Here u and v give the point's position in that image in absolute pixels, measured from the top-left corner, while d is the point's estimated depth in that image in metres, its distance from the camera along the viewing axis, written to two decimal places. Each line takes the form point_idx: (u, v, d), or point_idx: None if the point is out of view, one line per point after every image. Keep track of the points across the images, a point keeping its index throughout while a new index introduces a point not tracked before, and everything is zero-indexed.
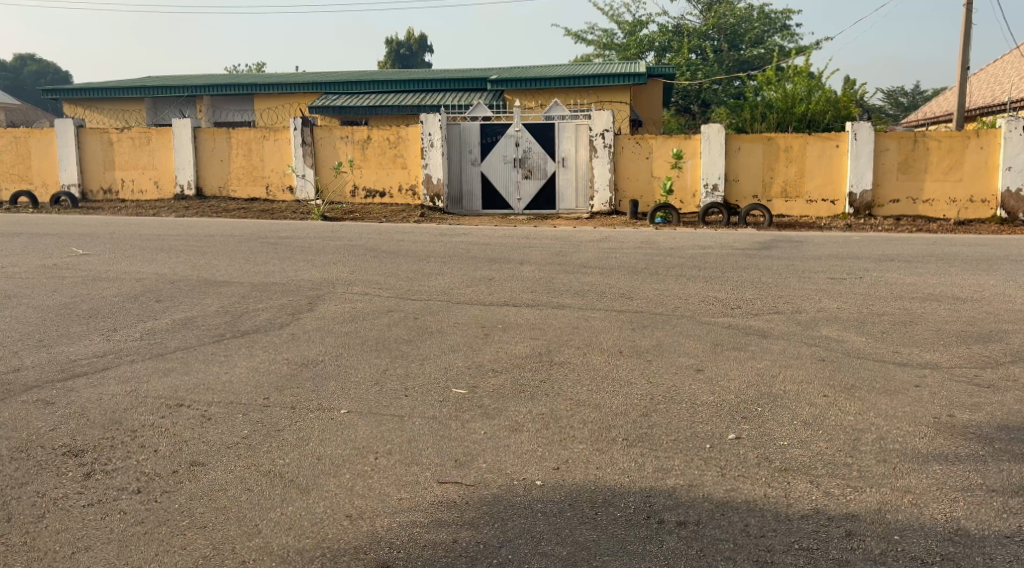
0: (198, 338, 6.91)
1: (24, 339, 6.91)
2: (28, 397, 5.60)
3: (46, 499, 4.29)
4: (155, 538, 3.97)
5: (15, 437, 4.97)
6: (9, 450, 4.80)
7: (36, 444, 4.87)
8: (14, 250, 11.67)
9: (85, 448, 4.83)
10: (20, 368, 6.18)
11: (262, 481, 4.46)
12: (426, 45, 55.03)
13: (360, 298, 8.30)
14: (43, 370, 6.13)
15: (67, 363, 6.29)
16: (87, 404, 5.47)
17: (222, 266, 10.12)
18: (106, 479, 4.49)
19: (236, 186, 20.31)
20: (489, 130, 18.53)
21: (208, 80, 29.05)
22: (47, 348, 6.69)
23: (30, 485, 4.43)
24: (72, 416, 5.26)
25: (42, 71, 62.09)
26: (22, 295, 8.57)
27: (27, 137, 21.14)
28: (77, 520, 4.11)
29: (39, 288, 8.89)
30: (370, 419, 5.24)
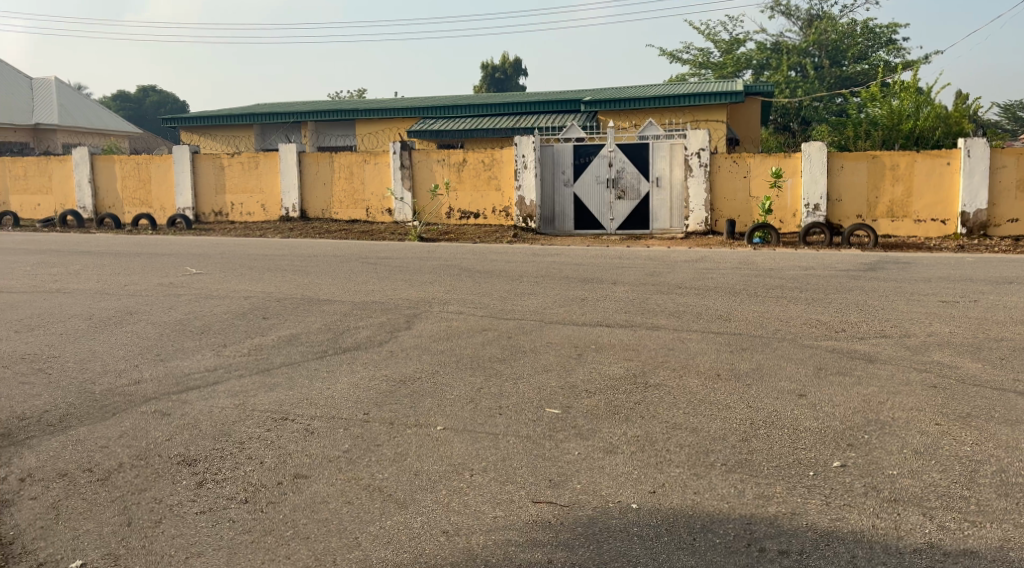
0: (302, 354, 7.07)
1: (143, 353, 7.20)
2: (147, 408, 5.82)
3: (161, 506, 4.43)
4: (262, 547, 4.05)
5: (135, 446, 5.16)
6: (129, 458, 4.99)
7: (153, 453, 5.05)
8: (134, 268, 12.24)
9: (197, 458, 4.98)
10: (138, 381, 6.41)
11: (362, 495, 4.50)
12: (521, 70, 55.48)
13: (455, 317, 8.36)
14: (160, 382, 6.36)
15: (180, 376, 6.51)
16: (199, 416, 5.64)
17: (325, 285, 10.37)
18: (216, 488, 4.61)
19: (338, 208, 20.81)
20: (582, 150, 18.49)
21: (312, 106, 29.95)
22: (164, 361, 6.95)
23: (147, 491, 4.59)
24: (183, 428, 5.43)
25: (163, 100, 65.42)
26: (142, 311, 8.96)
27: (147, 162, 22.28)
28: (189, 526, 4.23)
29: (155, 305, 9.30)
30: (466, 437, 5.25)
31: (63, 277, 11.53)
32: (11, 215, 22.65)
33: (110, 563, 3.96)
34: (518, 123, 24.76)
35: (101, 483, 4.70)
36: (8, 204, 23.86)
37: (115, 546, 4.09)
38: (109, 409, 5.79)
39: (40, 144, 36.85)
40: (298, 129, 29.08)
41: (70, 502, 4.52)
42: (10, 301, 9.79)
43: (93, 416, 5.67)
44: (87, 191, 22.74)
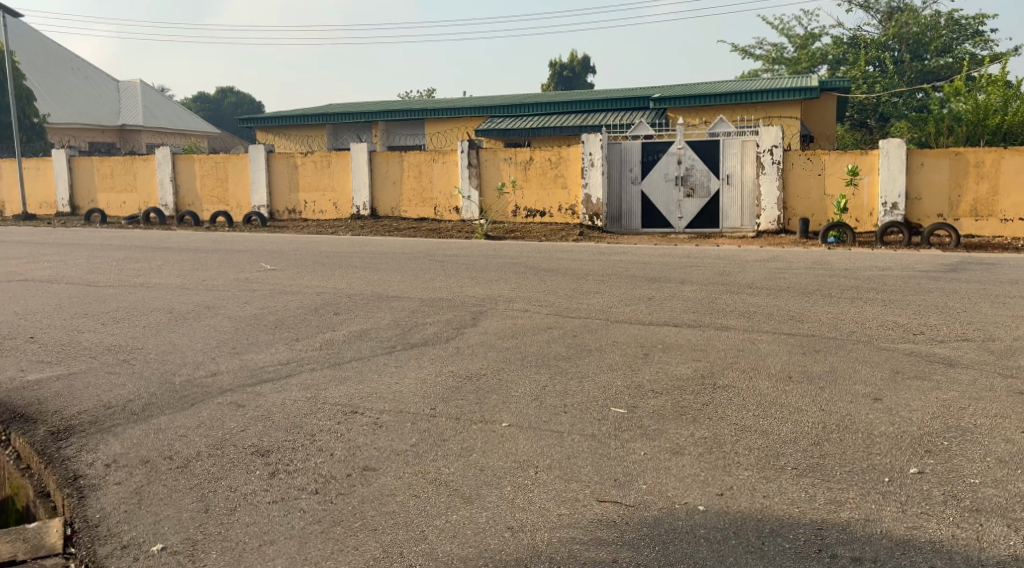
0: (371, 349, 7.11)
1: (220, 346, 7.34)
2: (223, 399, 5.92)
3: (236, 494, 4.50)
4: (331, 537, 4.08)
5: (212, 436, 5.25)
6: (207, 447, 5.08)
7: (228, 443, 5.13)
8: (212, 264, 12.53)
9: (270, 448, 5.04)
10: (214, 373, 6.53)
11: (428, 489, 4.50)
12: (590, 67, 55.18)
13: (521, 315, 8.32)
14: (235, 375, 6.47)
15: (255, 369, 6.61)
16: (272, 407, 5.71)
17: (394, 281, 10.45)
18: (288, 478, 4.65)
19: (407, 206, 20.99)
20: (651, 147, 18.18)
21: (383, 106, 30.28)
22: (239, 354, 7.07)
23: (223, 480, 4.67)
24: (257, 419, 5.50)
25: (240, 101, 66.97)
26: (218, 306, 9.14)
27: (225, 161, 22.84)
28: (262, 515, 4.29)
29: (231, 299, 9.49)
30: (531, 434, 5.20)
31: (146, 272, 11.87)
32: (98, 213, 23.44)
33: (188, 549, 4.04)
34: (586, 121, 24.64)
35: (179, 471, 4.80)
36: (95, 203, 24.66)
37: (192, 532, 4.17)
38: (188, 400, 5.91)
39: (127, 144, 38.56)
40: (369, 129, 29.44)
41: (151, 488, 4.63)
42: (95, 294, 10.11)
43: (174, 406, 5.80)
44: (168, 188, 23.40)
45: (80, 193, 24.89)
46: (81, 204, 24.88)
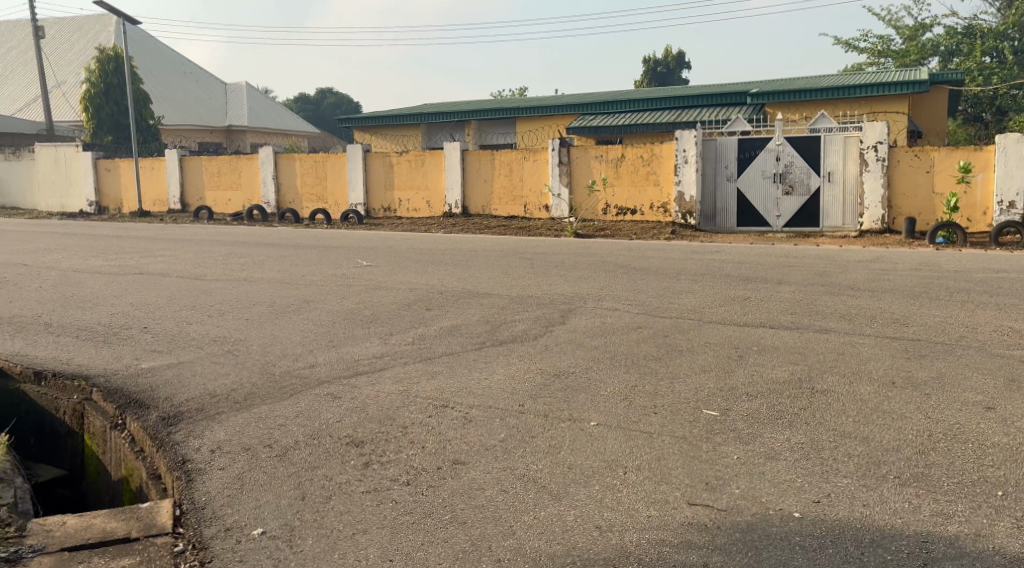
0: (462, 345, 7.10)
1: (317, 339, 7.45)
2: (320, 391, 5.98)
3: (331, 483, 4.54)
4: (421, 529, 4.07)
5: (309, 425, 5.31)
6: (304, 436, 5.14)
7: (325, 433, 5.17)
8: (310, 260, 12.80)
9: (364, 439, 5.06)
10: (312, 364, 6.63)
11: (517, 484, 4.44)
12: (685, 62, 54.15)
13: (610, 313, 8.20)
14: (331, 367, 6.54)
15: (350, 361, 6.68)
16: (367, 399, 5.74)
17: (485, 278, 10.45)
18: (381, 469, 4.67)
19: (498, 204, 21.05)
20: (748, 144, 17.73)
21: (476, 105, 30.47)
22: (336, 347, 7.16)
23: (319, 469, 4.72)
24: (352, 410, 5.54)
25: (339, 102, 68.41)
26: (315, 300, 9.31)
27: (325, 161, 23.33)
28: (356, 504, 4.31)
29: (329, 294, 9.64)
30: (620, 434, 5.09)
31: (249, 266, 12.19)
32: (205, 211, 24.23)
33: (286, 534, 4.10)
34: (680, 118, 24.26)
35: (279, 458, 4.86)
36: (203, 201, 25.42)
37: (290, 518, 4.23)
38: (287, 390, 6.01)
39: (233, 144, 39.90)
40: (462, 128, 29.65)
41: (252, 474, 4.71)
42: (202, 287, 10.42)
43: (274, 396, 5.89)
44: (271, 187, 24.07)
45: (189, 192, 25.75)
46: (190, 203, 25.75)
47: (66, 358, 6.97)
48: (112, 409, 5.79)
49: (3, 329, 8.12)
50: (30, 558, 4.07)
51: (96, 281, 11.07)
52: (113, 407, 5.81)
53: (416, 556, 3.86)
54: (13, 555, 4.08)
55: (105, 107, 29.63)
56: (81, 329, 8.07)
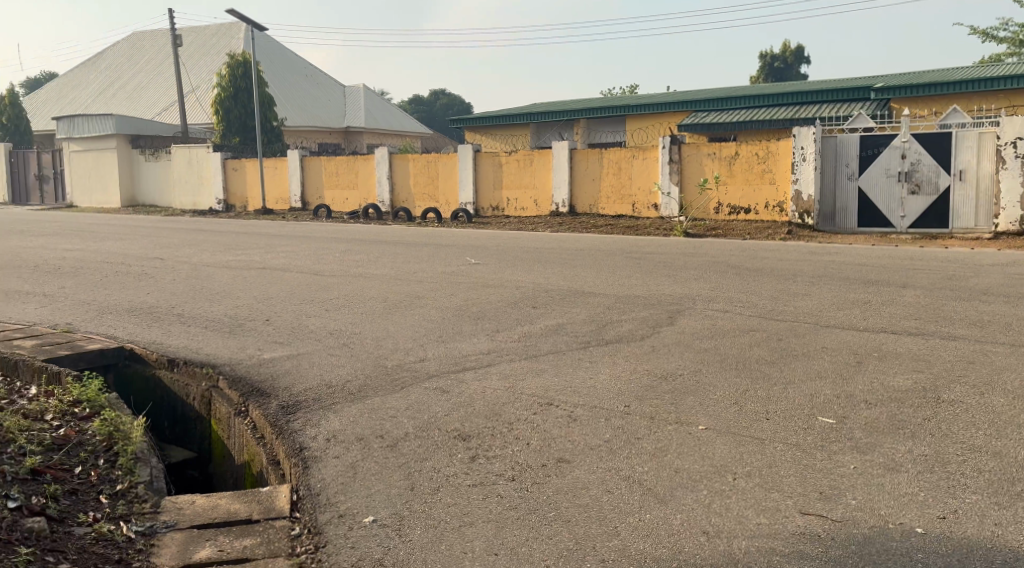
0: (567, 344, 7.00)
1: (426, 334, 7.48)
2: (429, 384, 5.99)
3: (439, 475, 4.52)
4: (526, 525, 3.99)
5: (418, 418, 5.31)
6: (413, 429, 5.14)
7: (433, 426, 5.16)
8: (421, 257, 12.94)
9: (471, 433, 5.02)
10: (422, 359, 6.65)
11: (622, 485, 4.31)
12: (805, 56, 52.23)
13: (721, 315, 7.96)
14: (440, 362, 6.55)
15: (458, 357, 6.67)
16: (474, 395, 5.71)
17: (592, 278, 10.33)
18: (488, 464, 4.62)
19: (606, 203, 20.86)
20: (871, 140, 17.00)
21: (587, 104, 30.32)
22: (444, 342, 7.17)
23: (427, 461, 4.70)
24: (459, 405, 5.51)
25: (451, 103, 69.29)
26: (424, 296, 9.38)
27: (436, 161, 23.63)
28: (463, 497, 4.28)
29: (439, 291, 9.70)
30: (730, 438, 4.90)
31: (362, 263, 12.41)
32: (324, 209, 24.85)
33: (395, 523, 4.10)
34: (798, 114, 23.49)
35: (390, 449, 4.88)
36: (322, 200, 26.08)
37: (400, 507, 4.23)
38: (397, 383, 6.04)
39: (349, 144, 40.90)
40: (571, 126, 29.55)
41: (364, 463, 4.74)
42: (320, 282, 10.66)
43: (385, 388, 5.93)
44: (385, 186, 24.55)
45: (309, 191, 26.45)
46: (310, 202, 26.45)
47: (196, 347, 7.19)
48: (236, 396, 5.93)
49: (137, 318, 8.48)
50: (162, 533, 4.21)
51: (221, 275, 11.48)
52: (237, 395, 5.94)
53: (520, 552, 3.78)
54: (147, 529, 4.23)
55: (234, 110, 30.68)
56: (209, 320, 8.35)
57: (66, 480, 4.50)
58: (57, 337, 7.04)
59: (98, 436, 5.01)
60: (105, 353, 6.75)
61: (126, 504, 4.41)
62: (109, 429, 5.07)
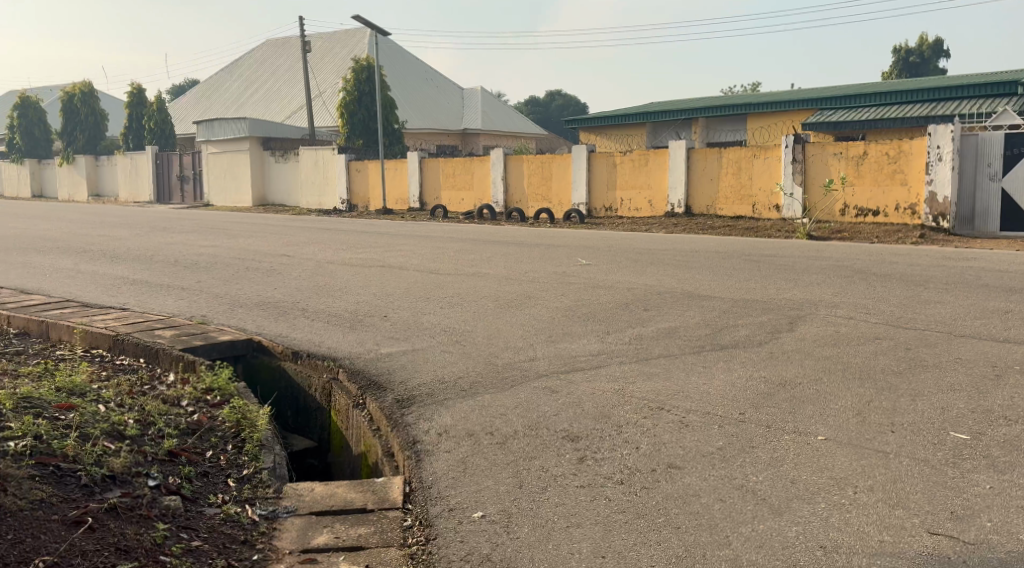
0: (680, 348, 6.78)
1: (536, 334, 7.39)
2: (539, 383, 5.89)
3: (547, 474, 4.42)
4: (634, 529, 3.85)
5: (527, 417, 5.22)
6: (522, 427, 5.06)
7: (542, 425, 5.07)
8: (533, 258, 12.88)
9: (580, 434, 4.90)
10: (532, 358, 6.57)
11: (735, 494, 4.11)
12: (942, 50, 49.47)
13: (844, 322, 7.58)
14: (550, 361, 6.45)
15: (568, 357, 6.56)
16: (584, 396, 5.58)
17: (708, 280, 10.04)
18: (596, 466, 4.48)
19: (724, 204, 20.37)
20: (1016, 139, 15.99)
21: (706, 103, 29.71)
22: (554, 343, 7.07)
23: (536, 460, 4.61)
24: (569, 405, 5.39)
25: (568, 104, 69.19)
26: (535, 296, 9.30)
27: (550, 161, 23.58)
28: (570, 497, 4.16)
29: (550, 291, 9.60)
30: (851, 450, 4.61)
31: (475, 262, 12.45)
32: (439, 209, 25.15)
33: (503, 519, 4.02)
34: (934, 111, 22.33)
35: (499, 446, 4.81)
36: (438, 200, 26.40)
37: (508, 505, 4.15)
38: (508, 381, 5.98)
39: (466, 146, 41.31)
40: (689, 126, 29.01)
41: (473, 459, 4.68)
42: (434, 280, 10.74)
43: (495, 386, 5.88)
44: (500, 187, 24.66)
45: (427, 191, 26.80)
46: (427, 202, 26.80)
47: (318, 340, 7.32)
48: (354, 388, 6.00)
49: (260, 313, 8.72)
50: (284, 518, 4.26)
51: (341, 271, 11.72)
52: (355, 387, 6.00)
53: (628, 557, 3.63)
54: (270, 513, 4.29)
55: (358, 112, 31.33)
56: (329, 315, 8.50)
57: (199, 463, 4.62)
58: (192, 326, 7.26)
59: (227, 423, 5.13)
60: (236, 344, 6.80)
61: (251, 487, 4.50)
62: (237, 416, 5.20)
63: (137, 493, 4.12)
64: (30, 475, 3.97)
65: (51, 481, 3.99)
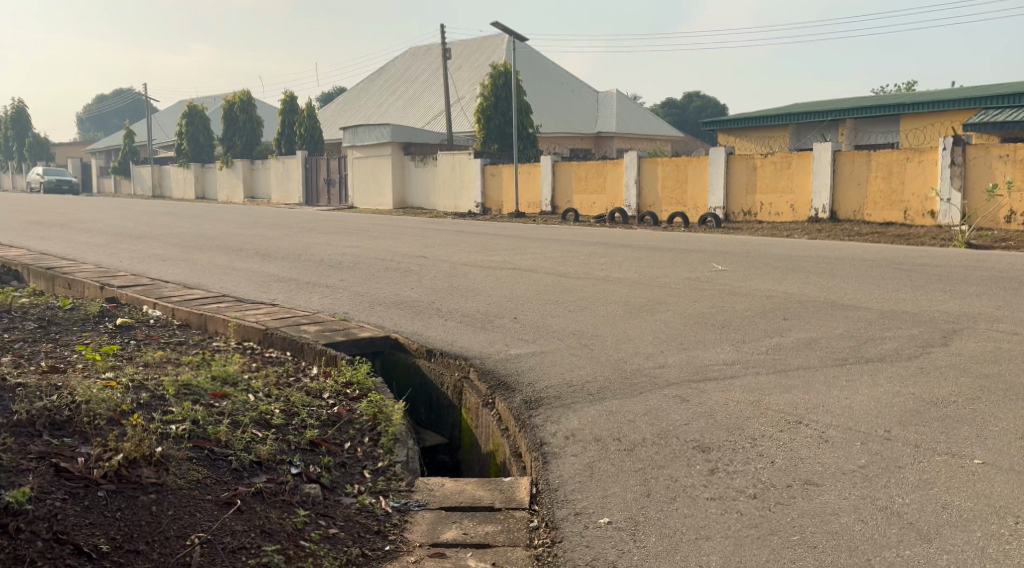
0: (821, 359, 6.48)
1: (668, 341, 7.22)
2: (669, 391, 5.74)
3: (677, 484, 4.28)
4: (767, 545, 3.67)
5: (657, 425, 5.09)
6: (652, 435, 4.93)
7: (672, 434, 4.92)
8: (667, 263, 12.63)
9: (712, 446, 4.73)
10: (663, 365, 6.42)
11: (878, 516, 3.86)
12: None
13: (1006, 338, 7.05)
14: (681, 369, 6.28)
15: (701, 366, 6.37)
16: (716, 406, 5.40)
17: (853, 290, 9.57)
18: (728, 478, 4.31)
19: (873, 209, 19.48)
20: None
21: (855, 103, 28.52)
22: (686, 350, 6.89)
23: (665, 469, 4.48)
24: (700, 415, 5.22)
25: (706, 106, 67.84)
26: (668, 302, 9.10)
27: (686, 164, 23.18)
28: (700, 509, 4.01)
29: (684, 297, 9.37)
30: (1012, 477, 4.25)
31: (607, 266, 12.33)
32: (571, 212, 25.09)
33: (630, 527, 3.92)
34: None
35: (627, 453, 4.70)
36: (571, 203, 26.36)
37: (635, 512, 4.04)
38: (637, 388, 5.85)
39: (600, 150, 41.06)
40: (837, 127, 27.92)
41: (601, 464, 4.59)
42: (566, 284, 10.69)
43: (625, 392, 5.76)
44: (633, 190, 24.42)
45: (560, 194, 26.80)
46: (560, 205, 26.79)
47: (451, 340, 7.39)
48: (485, 388, 6.01)
49: (398, 311, 8.89)
50: (416, 511, 4.28)
51: (475, 273, 11.83)
52: (486, 387, 6.01)
53: None
54: (402, 506, 4.32)
55: (494, 118, 31.63)
56: (462, 315, 8.58)
57: (338, 453, 4.71)
58: (335, 322, 7.48)
59: (364, 416, 5.20)
60: (374, 340, 6.92)
61: (385, 480, 4.55)
62: (374, 409, 5.26)
63: (281, 479, 4.23)
64: (186, 456, 4.16)
65: (205, 463, 4.16)
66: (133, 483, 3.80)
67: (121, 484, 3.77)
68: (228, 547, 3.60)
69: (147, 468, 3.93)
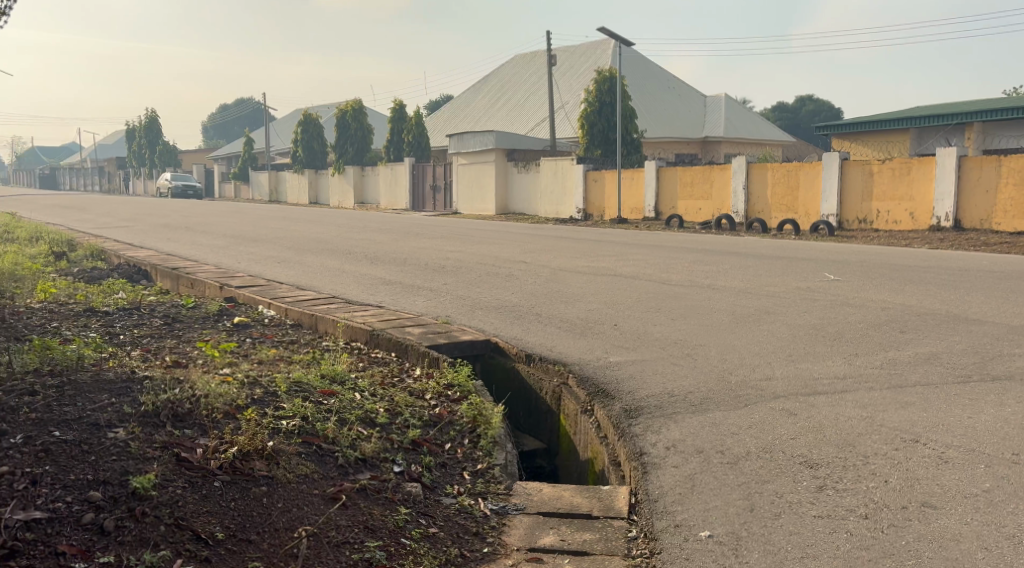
0: (942, 376, 6.14)
1: (777, 352, 6.99)
2: (776, 404, 5.54)
3: (782, 500, 4.11)
4: None
5: (762, 438, 4.92)
6: (756, 448, 4.76)
7: (778, 448, 4.74)
8: (776, 271, 12.27)
9: (820, 462, 4.53)
10: (769, 377, 6.20)
11: (1004, 544, 3.62)
12: None
13: None
14: (789, 382, 6.05)
15: (810, 379, 6.12)
16: (826, 420, 5.18)
17: (977, 303, 9.07)
18: (837, 497, 4.12)
19: (1001, 218, 18.51)
20: None
21: (982, 106, 27.19)
22: (795, 362, 6.64)
23: (769, 484, 4.31)
24: (808, 430, 5.02)
25: (819, 110, 65.88)
26: (777, 312, 8.82)
27: (798, 170, 22.55)
28: (807, 528, 3.84)
29: (793, 307, 9.07)
30: None
31: (714, 274, 12.07)
32: (676, 219, 24.74)
33: (732, 542, 3.78)
34: None
35: (730, 466, 4.55)
36: (675, 209, 25.98)
37: (738, 528, 3.90)
38: (741, 400, 5.67)
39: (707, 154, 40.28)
40: (962, 131, 26.68)
41: (703, 477, 4.46)
42: (670, 291, 10.50)
43: (729, 403, 5.59)
44: (741, 197, 23.90)
45: (664, 201, 26.46)
46: (664, 211, 26.44)
47: (551, 346, 7.33)
48: (584, 394, 5.92)
49: (498, 315, 8.89)
50: (514, 515, 4.25)
51: (578, 279, 11.76)
52: (585, 393, 5.94)
53: None
54: (501, 509, 4.29)
55: (598, 124, 31.50)
56: (563, 321, 8.50)
57: (439, 453, 4.72)
58: (437, 325, 7.52)
59: (465, 417, 5.19)
60: (475, 344, 6.93)
61: (484, 482, 4.53)
62: (475, 410, 5.24)
63: (384, 477, 4.26)
64: (296, 451, 4.23)
65: (313, 459, 4.23)
66: (246, 475, 3.88)
67: (235, 475, 3.86)
68: (333, 541, 3.63)
69: (259, 461, 4.01)
